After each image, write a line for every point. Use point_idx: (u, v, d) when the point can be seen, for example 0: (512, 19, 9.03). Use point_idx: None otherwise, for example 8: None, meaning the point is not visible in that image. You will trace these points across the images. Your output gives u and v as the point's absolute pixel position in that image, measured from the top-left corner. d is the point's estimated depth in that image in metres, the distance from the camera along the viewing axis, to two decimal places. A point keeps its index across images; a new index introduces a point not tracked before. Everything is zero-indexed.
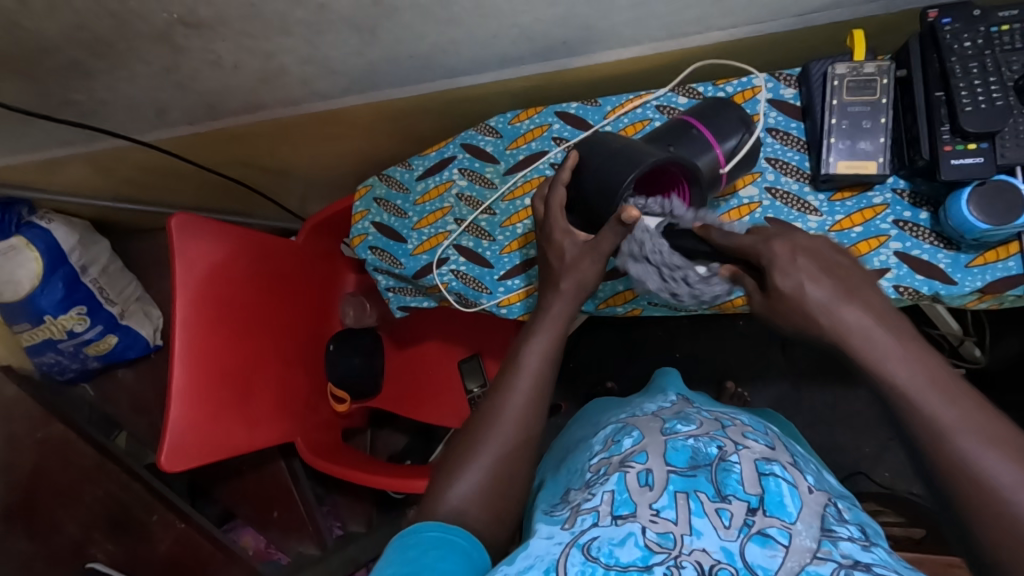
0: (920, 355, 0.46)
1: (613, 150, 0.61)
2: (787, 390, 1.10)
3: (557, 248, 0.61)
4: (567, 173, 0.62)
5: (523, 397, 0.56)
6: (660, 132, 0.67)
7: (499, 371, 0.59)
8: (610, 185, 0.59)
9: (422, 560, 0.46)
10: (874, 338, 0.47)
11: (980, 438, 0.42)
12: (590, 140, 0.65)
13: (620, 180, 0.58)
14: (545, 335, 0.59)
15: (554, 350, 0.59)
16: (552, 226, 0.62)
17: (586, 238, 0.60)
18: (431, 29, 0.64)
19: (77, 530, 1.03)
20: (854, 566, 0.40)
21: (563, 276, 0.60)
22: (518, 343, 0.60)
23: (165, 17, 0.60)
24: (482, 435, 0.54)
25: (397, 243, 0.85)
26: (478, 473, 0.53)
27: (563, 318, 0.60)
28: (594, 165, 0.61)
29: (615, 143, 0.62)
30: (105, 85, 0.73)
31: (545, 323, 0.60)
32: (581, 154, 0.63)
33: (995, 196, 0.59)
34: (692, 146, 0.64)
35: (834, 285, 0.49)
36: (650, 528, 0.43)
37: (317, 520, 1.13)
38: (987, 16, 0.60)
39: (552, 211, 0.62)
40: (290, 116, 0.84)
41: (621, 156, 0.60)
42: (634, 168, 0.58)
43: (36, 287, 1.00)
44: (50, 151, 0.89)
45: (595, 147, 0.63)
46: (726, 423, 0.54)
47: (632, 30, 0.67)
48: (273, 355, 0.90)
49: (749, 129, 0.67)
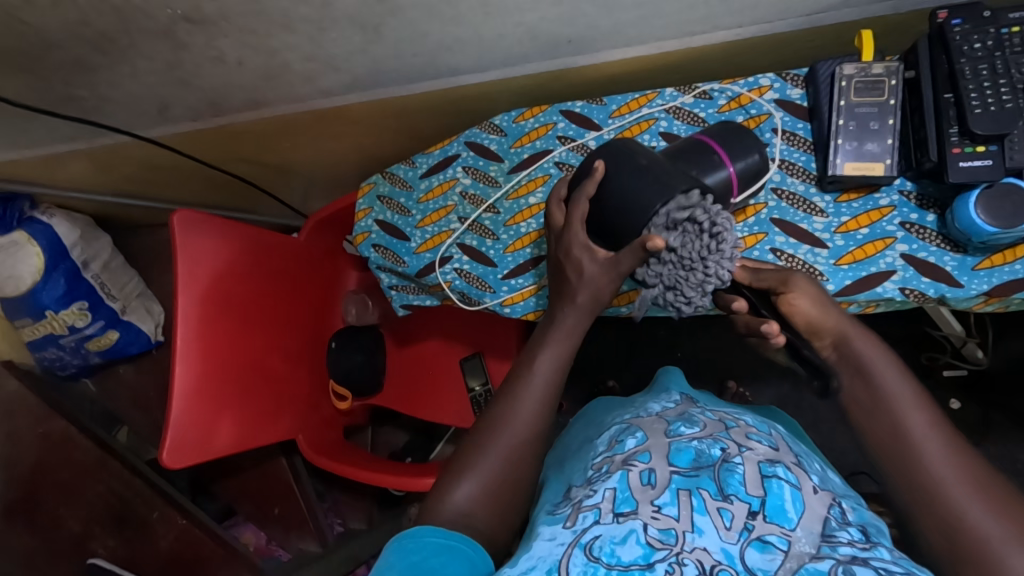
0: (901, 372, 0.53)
1: (640, 166, 0.59)
2: (788, 390, 1.10)
3: (575, 261, 0.60)
4: (591, 187, 0.60)
5: (535, 403, 0.56)
6: (678, 148, 0.64)
7: (509, 375, 0.59)
8: (635, 207, 0.57)
9: (425, 567, 0.46)
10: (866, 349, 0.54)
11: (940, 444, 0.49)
12: (616, 148, 0.62)
13: (646, 206, 0.57)
14: (558, 345, 0.59)
15: (563, 361, 0.59)
16: (570, 240, 0.61)
17: (606, 254, 0.58)
18: (435, 26, 0.64)
19: (77, 525, 1.02)
20: (852, 562, 0.40)
21: (580, 289, 0.59)
22: (530, 352, 0.60)
23: (169, 13, 0.59)
24: (492, 438, 0.55)
25: (400, 241, 0.84)
26: (485, 475, 0.53)
27: (576, 331, 0.60)
28: (620, 177, 0.59)
29: (642, 158, 0.60)
30: (107, 81, 0.72)
31: (556, 336, 0.60)
32: (608, 167, 0.60)
33: (1004, 198, 0.59)
34: (708, 167, 0.63)
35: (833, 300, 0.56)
36: (652, 525, 0.43)
37: (318, 517, 1.13)
38: (997, 17, 0.60)
39: (574, 225, 0.61)
40: (293, 113, 0.83)
41: (648, 178, 0.58)
42: (666, 199, 0.56)
43: (37, 282, 1.01)
44: (52, 146, 0.89)
45: (622, 157, 0.61)
46: (730, 424, 0.54)
47: (638, 29, 0.66)
48: (274, 351, 0.90)
49: (764, 158, 0.66)
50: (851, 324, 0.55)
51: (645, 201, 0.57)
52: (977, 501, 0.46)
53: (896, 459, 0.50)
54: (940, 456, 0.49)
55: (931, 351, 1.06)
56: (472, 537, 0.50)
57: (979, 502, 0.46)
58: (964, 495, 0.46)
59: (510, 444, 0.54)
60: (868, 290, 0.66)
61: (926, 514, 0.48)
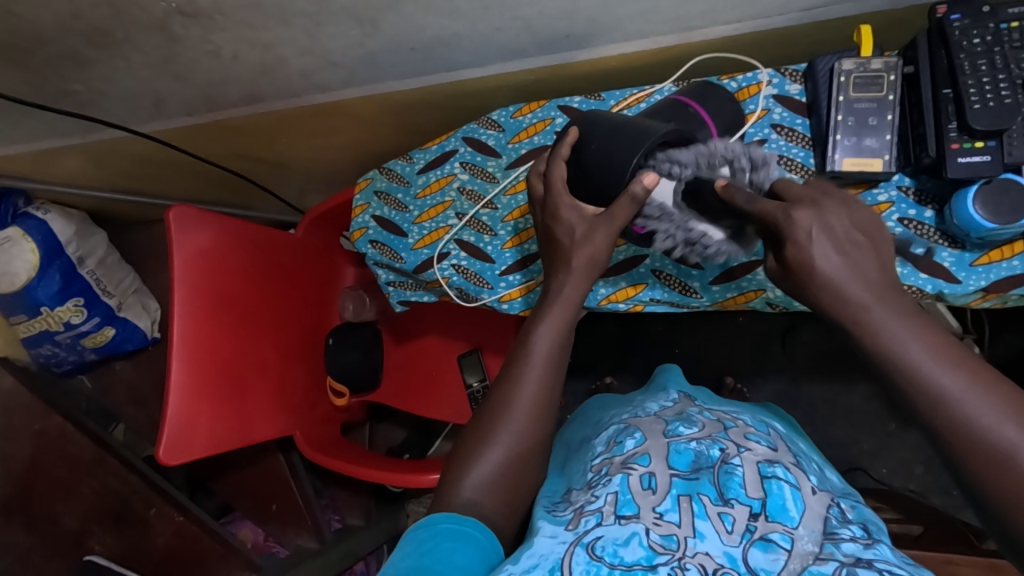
0: (923, 324, 0.45)
1: (614, 125, 0.60)
2: (787, 386, 1.10)
3: (566, 224, 0.59)
4: (565, 149, 0.60)
5: (534, 385, 0.56)
6: (655, 111, 0.66)
7: (508, 359, 0.59)
8: (615, 164, 0.57)
9: (435, 553, 0.46)
10: (884, 313, 0.45)
11: (988, 401, 0.41)
12: (587, 117, 0.62)
13: (626, 156, 0.57)
14: (553, 319, 0.58)
15: (562, 341, 0.58)
16: (556, 200, 0.60)
17: (594, 211, 0.59)
18: (432, 20, 0.63)
19: (75, 522, 1.02)
20: (856, 564, 0.40)
21: (575, 252, 0.58)
22: (526, 332, 0.59)
23: (163, 6, 0.59)
24: (494, 427, 0.54)
25: (397, 237, 0.85)
26: (489, 466, 0.53)
27: (575, 300, 0.59)
28: (596, 137, 0.59)
29: (618, 119, 0.60)
30: (101, 75, 0.72)
31: (555, 308, 0.58)
32: (582, 130, 0.61)
33: (1001, 193, 0.59)
34: (685, 120, 0.65)
35: (849, 257, 0.47)
36: (654, 529, 0.43)
37: (317, 516, 1.13)
38: (996, 12, 0.60)
39: (555, 186, 0.60)
40: (289, 108, 0.83)
41: (622, 132, 0.58)
42: (638, 147, 0.56)
43: (32, 278, 0.99)
44: (46, 142, 0.88)
45: (595, 122, 0.61)
46: (729, 424, 0.54)
47: (638, 23, 0.66)
48: (271, 347, 0.90)
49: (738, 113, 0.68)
50: (851, 268, 0.46)
51: (624, 152, 0.56)
52: None
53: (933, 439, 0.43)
54: (987, 414, 0.41)
55: None
56: (482, 521, 0.50)
57: None
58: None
59: (514, 432, 0.54)
60: None
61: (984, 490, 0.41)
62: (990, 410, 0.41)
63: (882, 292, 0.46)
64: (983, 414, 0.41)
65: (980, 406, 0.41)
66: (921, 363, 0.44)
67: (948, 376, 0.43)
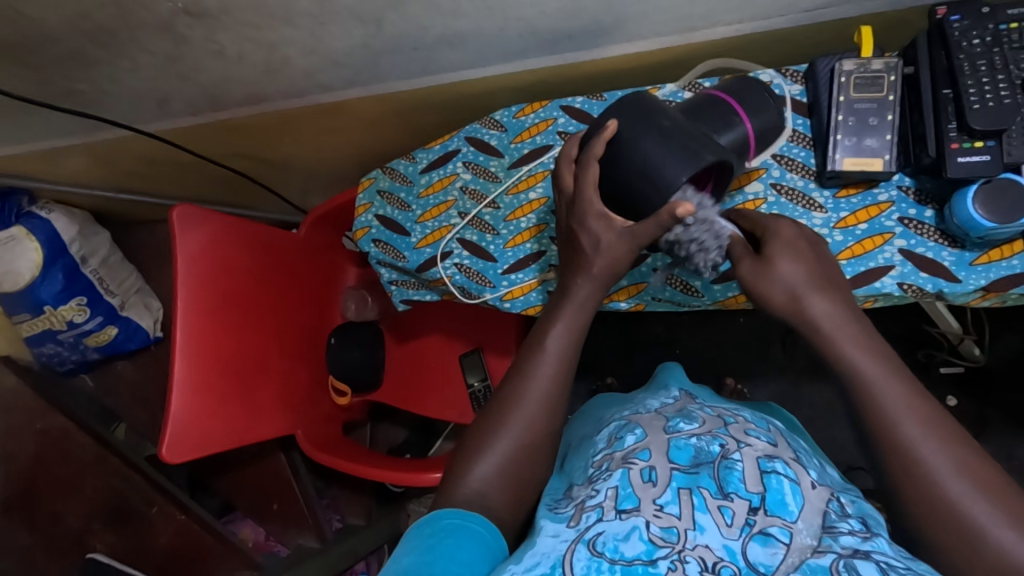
0: (873, 349, 0.50)
1: (661, 127, 0.57)
2: (787, 387, 1.10)
3: (591, 234, 0.59)
4: (600, 147, 0.58)
5: (527, 386, 0.56)
6: (693, 105, 0.63)
7: (519, 353, 0.59)
8: (648, 173, 0.56)
9: (440, 548, 0.46)
10: (838, 331, 0.51)
11: (919, 424, 0.47)
12: (632, 106, 0.59)
13: (670, 172, 0.55)
14: (566, 322, 0.58)
15: (574, 336, 0.58)
16: (578, 219, 0.59)
17: (624, 224, 0.58)
18: (436, 21, 0.64)
19: (77, 520, 1.01)
20: (854, 556, 0.40)
21: (597, 259, 0.59)
22: (540, 329, 0.59)
23: (168, 7, 0.59)
24: (505, 418, 0.55)
25: (400, 236, 0.85)
26: (484, 464, 0.53)
27: (584, 300, 0.59)
28: (629, 144, 0.57)
29: (663, 120, 0.58)
30: (106, 75, 0.73)
31: (568, 312, 0.59)
32: (623, 128, 0.58)
33: (1002, 193, 0.59)
34: (722, 124, 0.62)
35: (814, 276, 0.53)
36: (654, 522, 0.43)
37: (317, 513, 1.14)
38: (995, 14, 0.60)
39: (586, 189, 0.58)
40: (293, 108, 0.83)
41: (671, 140, 0.56)
42: (693, 166, 0.55)
43: (36, 278, 1.00)
44: (50, 141, 0.88)
45: (634, 119, 0.58)
46: (729, 420, 0.54)
47: (641, 23, 0.66)
48: (275, 347, 0.91)
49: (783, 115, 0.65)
50: (830, 304, 0.52)
51: (667, 167, 0.55)
52: (962, 479, 0.45)
53: (879, 452, 0.48)
54: (924, 436, 0.46)
55: (929, 349, 1.05)
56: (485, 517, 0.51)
57: (963, 482, 0.45)
58: (948, 476, 0.45)
59: (511, 429, 0.54)
60: (868, 285, 0.67)
61: (914, 508, 0.46)
62: (948, 462, 0.46)
63: (866, 345, 0.51)
64: (932, 450, 0.46)
65: (934, 446, 0.46)
66: (872, 376, 0.49)
67: (908, 417, 0.47)
